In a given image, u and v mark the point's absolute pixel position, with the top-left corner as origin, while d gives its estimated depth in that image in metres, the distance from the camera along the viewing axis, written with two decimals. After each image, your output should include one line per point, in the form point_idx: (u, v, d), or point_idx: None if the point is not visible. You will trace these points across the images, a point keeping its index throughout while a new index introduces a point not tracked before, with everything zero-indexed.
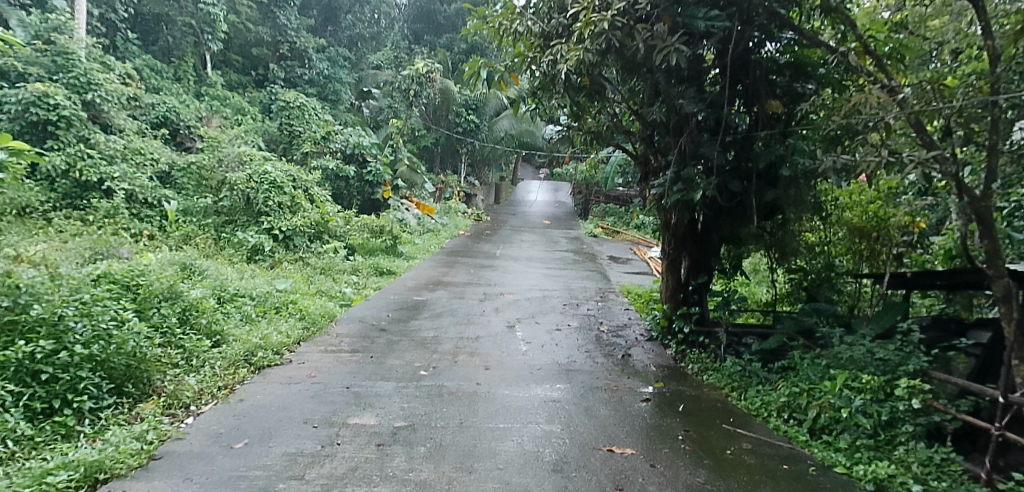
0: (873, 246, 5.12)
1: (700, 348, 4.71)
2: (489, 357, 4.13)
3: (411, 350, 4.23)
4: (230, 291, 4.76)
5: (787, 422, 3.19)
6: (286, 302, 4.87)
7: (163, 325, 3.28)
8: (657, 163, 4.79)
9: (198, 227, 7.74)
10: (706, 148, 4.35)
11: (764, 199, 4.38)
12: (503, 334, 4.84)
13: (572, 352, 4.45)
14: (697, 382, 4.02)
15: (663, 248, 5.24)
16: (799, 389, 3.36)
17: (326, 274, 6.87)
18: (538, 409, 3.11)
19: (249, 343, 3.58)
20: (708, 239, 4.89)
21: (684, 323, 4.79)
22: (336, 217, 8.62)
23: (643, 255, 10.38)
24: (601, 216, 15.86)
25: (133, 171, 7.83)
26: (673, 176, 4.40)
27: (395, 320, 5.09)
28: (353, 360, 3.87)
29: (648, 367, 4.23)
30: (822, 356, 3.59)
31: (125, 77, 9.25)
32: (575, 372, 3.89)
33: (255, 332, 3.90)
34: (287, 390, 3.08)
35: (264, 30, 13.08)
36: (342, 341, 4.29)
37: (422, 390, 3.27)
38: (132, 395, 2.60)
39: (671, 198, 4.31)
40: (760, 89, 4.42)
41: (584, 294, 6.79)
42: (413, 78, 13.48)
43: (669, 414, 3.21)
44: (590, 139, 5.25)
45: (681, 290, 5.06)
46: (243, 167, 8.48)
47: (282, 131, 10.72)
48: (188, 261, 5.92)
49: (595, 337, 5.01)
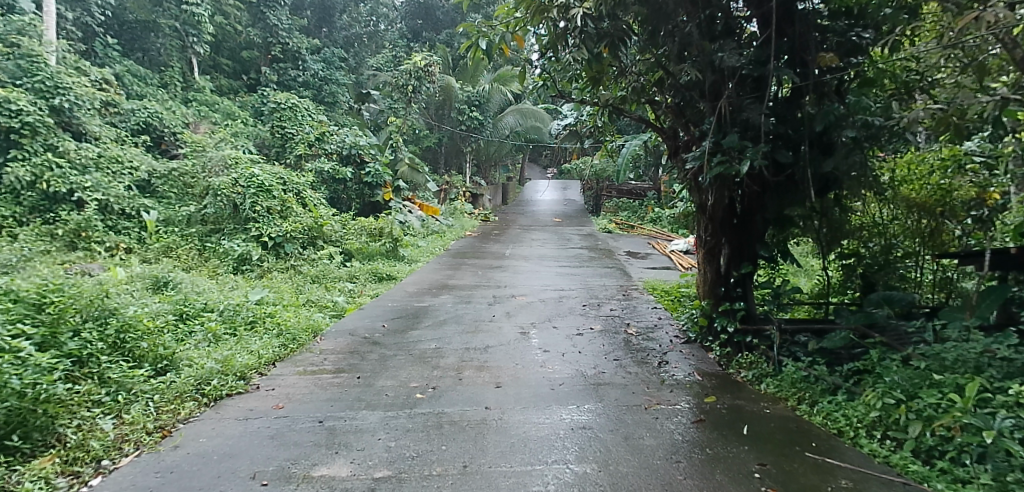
0: (934, 224, 4.40)
1: (749, 351, 3.96)
2: (500, 372, 3.44)
3: (407, 366, 3.56)
4: (196, 306, 4.10)
5: (886, 444, 2.49)
6: (263, 315, 4.21)
7: (81, 353, 2.60)
8: (690, 135, 4.08)
9: (180, 237, 7.17)
10: (749, 111, 3.63)
11: (821, 169, 3.64)
12: (517, 343, 4.15)
13: (599, 361, 3.74)
14: (754, 393, 3.30)
15: (698, 235, 4.50)
16: (896, 401, 2.65)
17: (319, 283, 6.23)
18: (565, 442, 2.41)
19: (202, 370, 2.93)
20: (753, 222, 4.15)
21: (729, 322, 4.03)
22: (331, 220, 7.92)
23: (663, 248, 9.64)
24: (615, 211, 15.11)
25: (108, 180, 7.25)
26: (711, 145, 3.68)
27: (391, 331, 4.39)
28: (336, 383, 3.20)
29: (692, 375, 3.51)
30: (918, 357, 2.89)
31: (101, 83, 8.72)
32: (606, 387, 3.19)
33: (214, 354, 3.24)
34: (239, 430, 2.42)
35: (254, 31, 12.47)
36: (327, 360, 3.63)
37: (416, 420, 2.58)
38: (20, 451, 1.98)
39: (711, 173, 3.58)
40: (810, 40, 3.70)
41: (604, 293, 6.07)
42: (410, 72, 12.22)
43: (733, 440, 2.49)
44: (606, 112, 4.56)
45: (722, 283, 4.31)
46: (228, 171, 7.83)
47: (273, 134, 10.10)
48: (161, 275, 5.32)
49: (623, 342, 4.28)
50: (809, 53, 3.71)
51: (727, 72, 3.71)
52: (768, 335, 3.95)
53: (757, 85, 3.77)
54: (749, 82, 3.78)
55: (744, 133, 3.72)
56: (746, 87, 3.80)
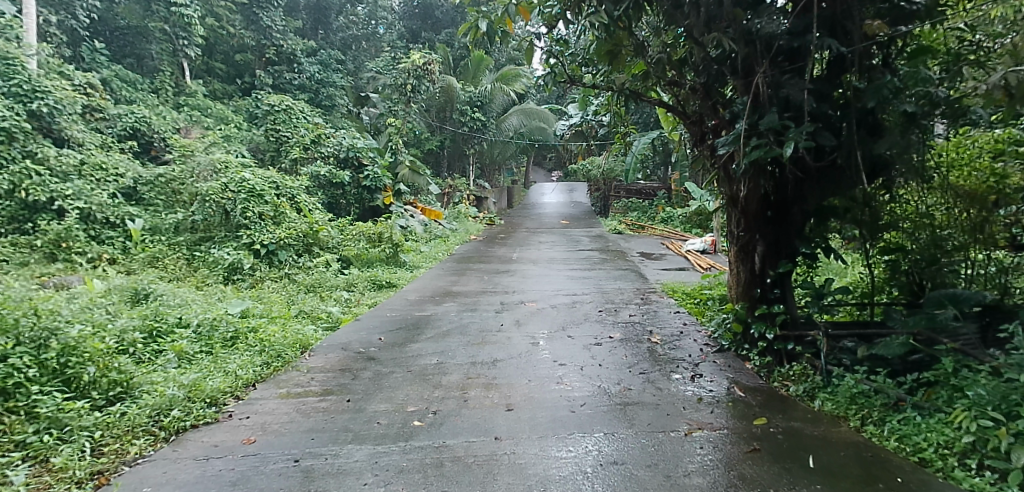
0: (982, 215, 3.83)
1: (791, 361, 3.49)
2: (511, 392, 2.98)
3: (404, 386, 3.11)
4: (169, 322, 3.66)
5: (988, 477, 2.03)
6: (245, 330, 3.78)
7: (6, 384, 2.21)
8: (719, 118, 3.64)
9: (167, 246, 6.79)
10: (789, 88, 3.19)
11: (872, 151, 3.19)
12: (528, 356, 3.69)
13: (623, 375, 3.28)
14: (806, 411, 2.84)
15: (728, 232, 4.03)
16: (994, 423, 2.18)
17: (314, 292, 5.81)
18: (593, 484, 1.96)
19: (161, 397, 2.51)
20: (790, 215, 3.69)
21: (767, 329, 3.56)
22: (327, 225, 7.53)
23: (678, 249, 9.15)
24: (623, 212, 14.62)
25: (91, 187, 6.88)
26: (747, 127, 3.23)
27: (389, 345, 3.95)
28: (321, 409, 2.76)
29: (732, 391, 3.05)
30: (1008, 368, 2.43)
31: (87, 88, 8.40)
32: (635, 408, 2.73)
33: (181, 376, 2.82)
34: (193, 474, 2.01)
35: (247, 33, 12.12)
36: (314, 380, 3.19)
37: (413, 457, 2.14)
38: None
39: (749, 157, 3.11)
40: (853, 6, 3.24)
41: (621, 297, 5.60)
42: (409, 71, 11.82)
43: (801, 478, 2.03)
44: (620, 98, 4.15)
45: (757, 284, 3.83)
46: (217, 176, 7.42)
47: (267, 138, 9.72)
48: (141, 286, 4.93)
49: (648, 352, 3.82)
50: (851, 22, 3.26)
51: (761, 45, 3.27)
52: (811, 341, 3.49)
53: (794, 58, 3.33)
54: (784, 57, 3.34)
55: (783, 113, 3.27)
56: (780, 60, 3.37)
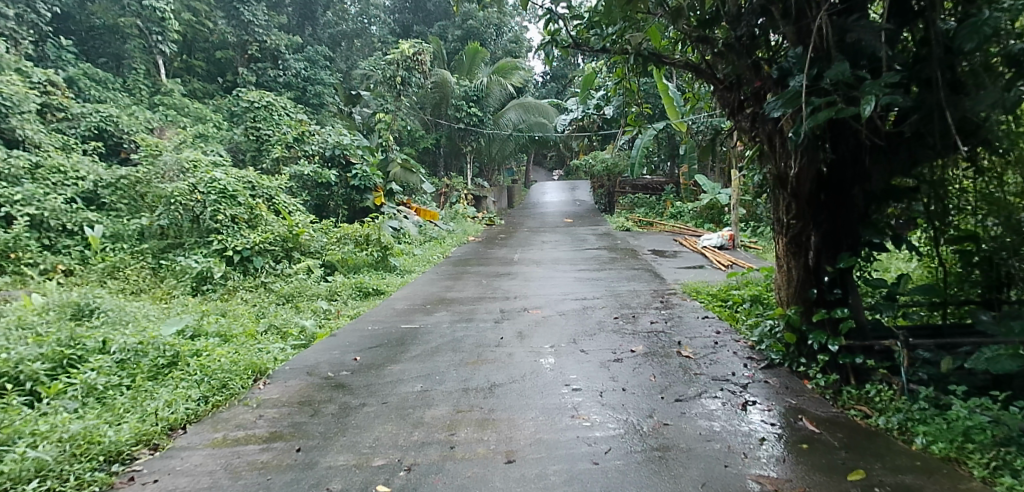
0: None
1: (861, 378, 2.80)
2: (514, 431, 2.29)
3: (376, 425, 2.42)
4: (88, 348, 2.97)
5: None
6: (187, 353, 3.09)
7: None
8: (763, 78, 2.91)
9: (130, 254, 6.11)
10: (860, 30, 2.49)
11: (964, 111, 2.45)
12: (532, 379, 2.99)
13: (654, 403, 2.59)
14: (906, 453, 2.13)
15: (775, 220, 3.29)
16: None
17: (289, 303, 5.12)
18: None
19: (22, 464, 1.84)
20: (853, 198, 2.95)
21: (830, 339, 2.84)
22: (309, 228, 6.83)
23: (693, 245, 8.42)
24: (630, 209, 13.89)
25: (44, 191, 6.21)
26: (807, 83, 2.51)
27: (364, 368, 3.25)
28: (258, 463, 2.07)
29: (800, 425, 2.35)
30: None
31: (47, 86, 7.76)
32: (678, 456, 2.03)
33: (75, 424, 2.15)
34: None
35: (226, 29, 11.47)
36: (261, 420, 2.49)
37: None
38: None
39: (812, 122, 2.37)
40: None
41: (638, 301, 4.89)
42: (399, 62, 11.09)
43: None
44: (635, 63, 3.46)
45: (813, 283, 3.10)
46: (185, 176, 6.74)
47: (248, 136, 9.07)
48: (84, 299, 4.23)
49: (680, 369, 3.12)
50: None
51: None
52: (884, 352, 2.82)
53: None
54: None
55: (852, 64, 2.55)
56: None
